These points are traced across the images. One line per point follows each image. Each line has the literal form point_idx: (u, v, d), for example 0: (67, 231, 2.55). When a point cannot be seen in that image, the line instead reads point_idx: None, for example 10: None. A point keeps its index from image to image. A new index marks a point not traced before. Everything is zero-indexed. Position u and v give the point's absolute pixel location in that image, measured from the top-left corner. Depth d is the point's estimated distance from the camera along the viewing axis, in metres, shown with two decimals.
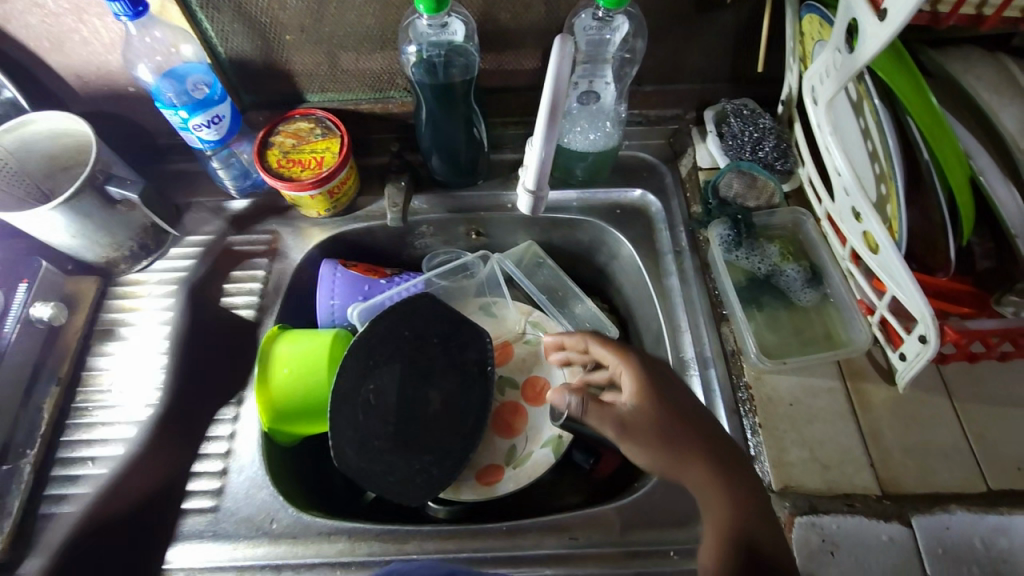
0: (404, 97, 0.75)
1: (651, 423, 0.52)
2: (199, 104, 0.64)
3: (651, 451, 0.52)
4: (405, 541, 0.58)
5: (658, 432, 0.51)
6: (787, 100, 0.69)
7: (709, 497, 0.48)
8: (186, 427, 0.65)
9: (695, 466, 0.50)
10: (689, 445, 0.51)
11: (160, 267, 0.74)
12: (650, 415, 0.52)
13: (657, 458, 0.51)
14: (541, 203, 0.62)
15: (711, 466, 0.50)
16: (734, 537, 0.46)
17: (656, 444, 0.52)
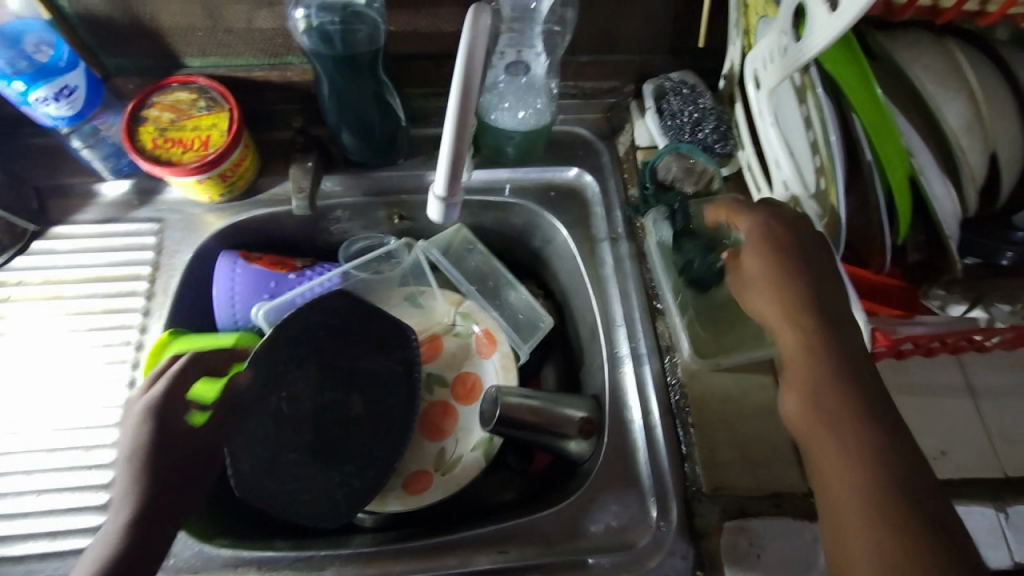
0: (304, 63, 0.65)
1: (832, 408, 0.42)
2: (38, 73, 0.53)
3: (830, 435, 0.41)
4: (321, 568, 0.54)
5: (810, 371, 0.44)
6: (728, 75, 0.65)
7: (854, 502, 0.38)
8: (62, 455, 0.57)
9: (842, 470, 0.39)
10: (852, 452, 0.39)
11: (22, 266, 0.64)
12: (810, 362, 0.44)
13: (829, 410, 0.41)
14: (457, 210, 0.51)
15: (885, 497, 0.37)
16: (878, 525, 0.36)
17: (824, 386, 0.42)
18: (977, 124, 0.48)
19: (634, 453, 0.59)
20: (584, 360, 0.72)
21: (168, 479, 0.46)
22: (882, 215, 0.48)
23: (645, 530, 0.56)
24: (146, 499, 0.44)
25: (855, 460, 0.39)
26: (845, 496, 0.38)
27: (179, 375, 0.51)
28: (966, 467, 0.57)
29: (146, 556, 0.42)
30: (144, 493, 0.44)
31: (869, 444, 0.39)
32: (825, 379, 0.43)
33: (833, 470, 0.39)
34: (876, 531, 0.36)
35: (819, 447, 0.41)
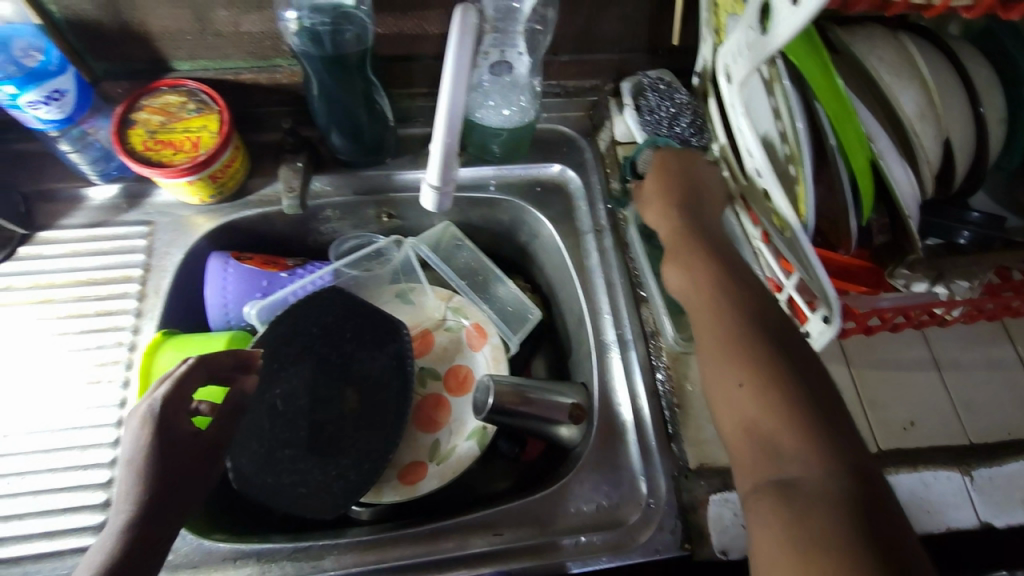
0: (293, 66, 0.66)
1: (749, 337, 0.44)
2: (30, 77, 0.53)
3: (739, 362, 0.43)
4: (321, 558, 0.54)
5: (716, 304, 0.47)
6: (703, 72, 0.67)
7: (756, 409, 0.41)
8: (57, 457, 0.57)
9: (744, 398, 0.42)
10: (760, 371, 0.42)
11: (11, 270, 0.64)
12: (715, 290, 0.48)
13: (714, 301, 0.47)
14: (449, 196, 0.55)
15: (791, 411, 0.40)
16: (781, 446, 0.40)
17: (733, 316, 0.46)
18: (929, 111, 0.52)
19: (623, 435, 0.62)
20: (572, 349, 0.74)
21: (156, 507, 0.44)
22: (847, 198, 0.52)
23: (636, 507, 0.58)
24: (140, 518, 0.43)
25: (761, 386, 0.42)
26: (788, 432, 0.40)
27: (180, 385, 0.50)
28: (933, 435, 0.60)
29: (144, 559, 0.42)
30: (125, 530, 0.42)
31: (770, 368, 0.42)
32: (726, 308, 0.46)
33: (728, 381, 0.43)
34: (789, 440, 0.39)
35: (726, 373, 0.44)
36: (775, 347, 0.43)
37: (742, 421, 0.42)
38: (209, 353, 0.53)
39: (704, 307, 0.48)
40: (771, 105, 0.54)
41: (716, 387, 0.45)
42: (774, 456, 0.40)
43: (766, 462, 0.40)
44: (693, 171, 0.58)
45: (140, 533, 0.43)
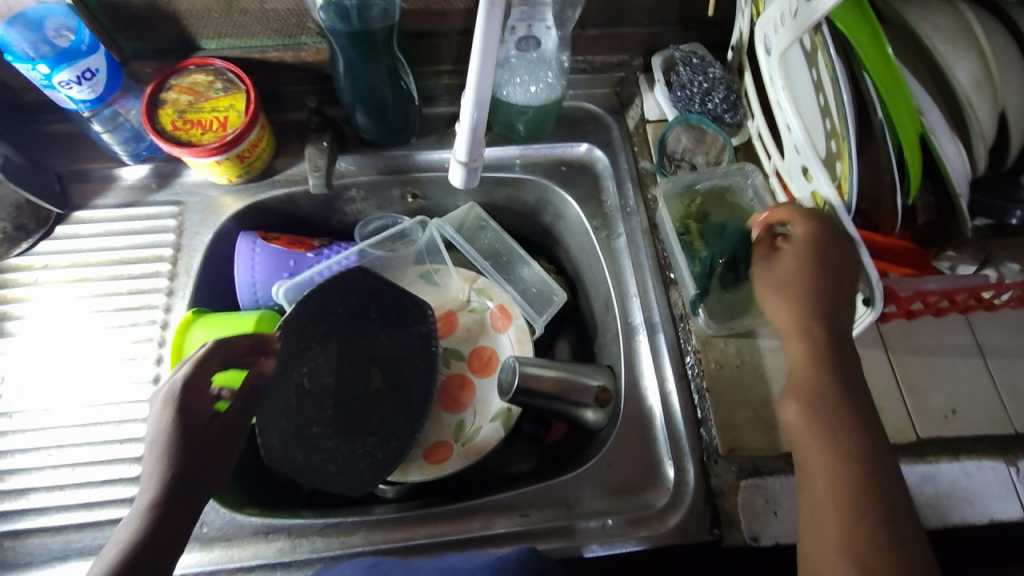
0: (318, 43, 0.66)
1: (845, 451, 0.45)
2: (62, 57, 0.54)
3: (842, 462, 0.44)
4: (349, 534, 0.55)
5: (809, 392, 0.48)
6: (737, 45, 0.65)
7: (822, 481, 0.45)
8: (95, 431, 0.58)
9: (821, 465, 0.45)
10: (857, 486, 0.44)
11: (47, 249, 0.65)
12: (815, 375, 0.48)
13: (822, 432, 0.46)
14: (475, 174, 0.58)
15: (870, 539, 0.41)
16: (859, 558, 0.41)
17: (846, 421, 0.46)
18: (986, 82, 0.49)
19: (650, 418, 0.61)
20: (598, 332, 0.73)
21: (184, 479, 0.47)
22: (893, 175, 0.49)
23: (663, 491, 0.57)
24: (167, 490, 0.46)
25: (849, 499, 0.43)
26: (833, 523, 0.43)
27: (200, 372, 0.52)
28: (976, 424, 0.58)
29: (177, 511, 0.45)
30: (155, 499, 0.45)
31: (867, 493, 0.43)
32: (836, 417, 0.46)
33: (823, 472, 0.45)
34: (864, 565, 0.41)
35: (824, 471, 0.45)
36: (864, 440, 0.45)
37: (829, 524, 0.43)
38: (225, 337, 0.55)
39: (802, 396, 0.48)
40: (813, 77, 0.52)
41: (812, 475, 0.46)
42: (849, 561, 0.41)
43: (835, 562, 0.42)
44: (843, 246, 0.49)
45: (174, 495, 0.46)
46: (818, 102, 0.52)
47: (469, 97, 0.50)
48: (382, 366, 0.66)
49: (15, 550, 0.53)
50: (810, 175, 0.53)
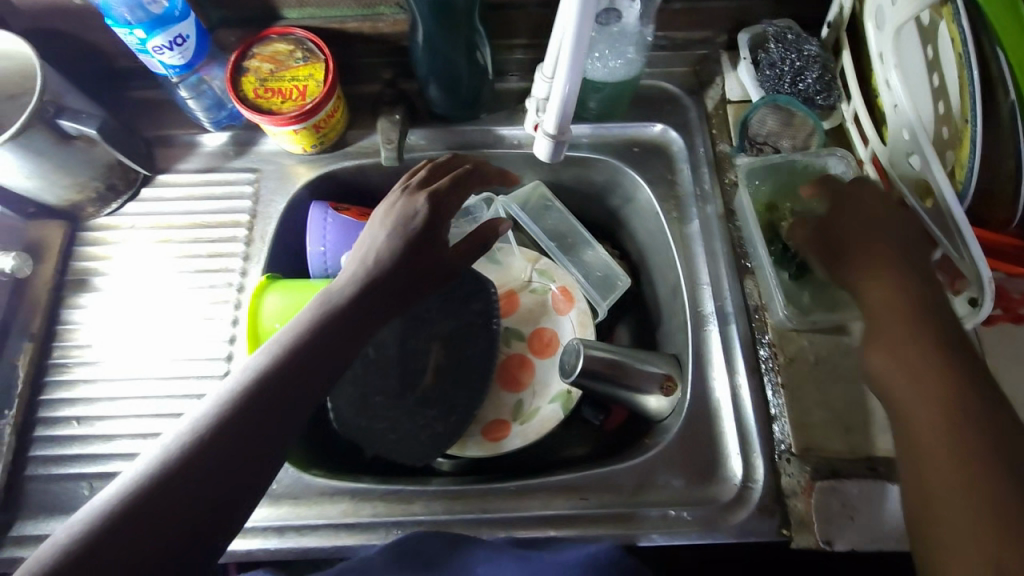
0: (397, 14, 0.65)
1: (922, 359, 0.43)
2: (157, 22, 0.55)
3: (914, 380, 0.43)
4: (411, 502, 0.56)
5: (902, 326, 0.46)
6: (836, 22, 0.61)
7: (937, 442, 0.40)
8: (175, 385, 0.61)
9: (931, 403, 0.41)
10: (933, 394, 0.42)
11: (133, 210, 0.68)
12: (893, 311, 0.47)
13: (901, 360, 0.44)
14: (562, 147, 0.58)
15: (961, 441, 0.39)
16: (963, 470, 0.38)
17: (918, 340, 0.44)
18: None
19: (718, 411, 0.59)
20: (662, 319, 0.71)
21: (288, 378, 0.43)
22: (1017, 165, 0.45)
23: (729, 486, 0.55)
24: (263, 383, 0.42)
25: (938, 408, 0.41)
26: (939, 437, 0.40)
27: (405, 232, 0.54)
28: None
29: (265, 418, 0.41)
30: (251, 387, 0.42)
31: (954, 402, 0.41)
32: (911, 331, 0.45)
33: (922, 407, 0.42)
34: (964, 471, 0.38)
35: (910, 392, 0.43)
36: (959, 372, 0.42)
37: (924, 432, 0.41)
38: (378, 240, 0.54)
39: (882, 333, 0.46)
40: (930, 56, 0.48)
41: (906, 417, 0.43)
42: (950, 470, 0.39)
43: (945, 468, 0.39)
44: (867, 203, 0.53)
45: (268, 392, 0.42)
46: (932, 83, 0.48)
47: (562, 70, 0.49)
48: (447, 340, 0.67)
49: (102, 491, 0.57)
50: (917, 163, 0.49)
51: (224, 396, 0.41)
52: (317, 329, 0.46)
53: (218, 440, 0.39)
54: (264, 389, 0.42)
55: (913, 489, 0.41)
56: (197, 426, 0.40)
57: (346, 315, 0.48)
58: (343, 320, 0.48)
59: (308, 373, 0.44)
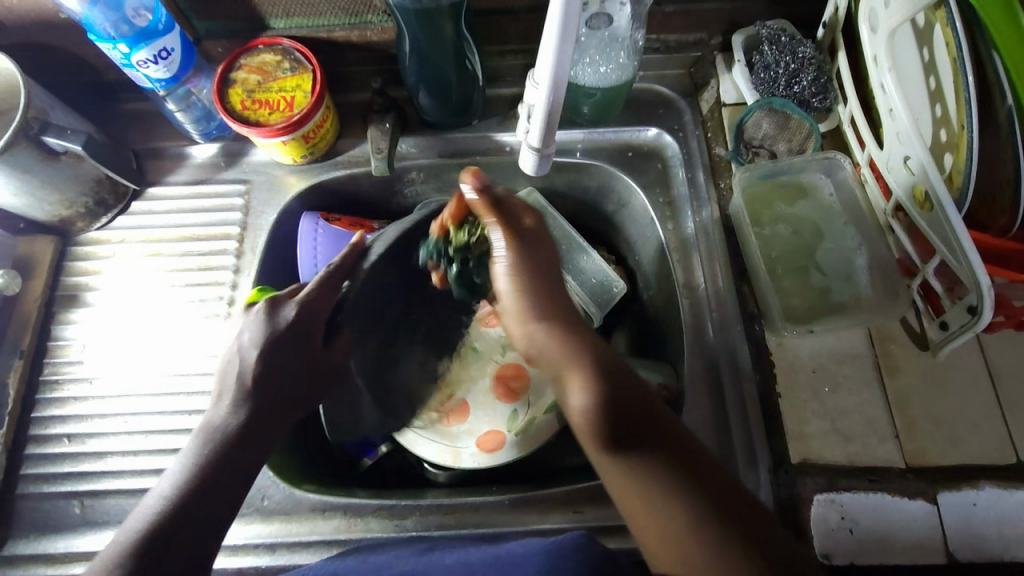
0: (384, 22, 0.64)
1: (600, 410, 0.42)
2: (140, 36, 0.54)
3: (625, 466, 0.42)
4: (404, 517, 0.55)
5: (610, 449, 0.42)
6: (831, 22, 0.60)
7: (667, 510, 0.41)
8: (166, 401, 0.61)
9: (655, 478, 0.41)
10: (647, 443, 0.42)
11: (124, 224, 0.67)
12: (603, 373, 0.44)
13: (638, 451, 0.42)
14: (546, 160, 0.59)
15: (671, 491, 0.41)
16: (674, 499, 0.40)
17: (592, 368, 0.44)
18: None
19: (714, 421, 0.58)
20: (658, 325, 0.70)
21: (221, 472, 0.45)
22: (1015, 170, 0.44)
23: None
24: (214, 459, 0.45)
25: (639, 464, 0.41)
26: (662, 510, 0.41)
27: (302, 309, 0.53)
28: None
29: (220, 480, 0.45)
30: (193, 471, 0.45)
31: (667, 484, 0.41)
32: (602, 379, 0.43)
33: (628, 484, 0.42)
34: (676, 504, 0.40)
35: (617, 481, 0.42)
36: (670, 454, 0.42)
37: (645, 499, 0.42)
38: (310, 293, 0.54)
39: (585, 383, 0.43)
40: (925, 59, 0.47)
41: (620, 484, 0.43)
42: (636, 486, 0.42)
43: (663, 543, 0.41)
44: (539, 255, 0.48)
45: (220, 460, 0.46)
46: (928, 86, 0.47)
47: (545, 82, 0.49)
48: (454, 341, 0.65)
49: (94, 509, 0.56)
50: (913, 168, 0.49)
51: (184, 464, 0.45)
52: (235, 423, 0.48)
53: (201, 482, 0.44)
54: (229, 438, 0.47)
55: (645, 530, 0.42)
56: (170, 487, 0.44)
57: (269, 382, 0.51)
58: (268, 386, 0.50)
59: (238, 462, 0.46)
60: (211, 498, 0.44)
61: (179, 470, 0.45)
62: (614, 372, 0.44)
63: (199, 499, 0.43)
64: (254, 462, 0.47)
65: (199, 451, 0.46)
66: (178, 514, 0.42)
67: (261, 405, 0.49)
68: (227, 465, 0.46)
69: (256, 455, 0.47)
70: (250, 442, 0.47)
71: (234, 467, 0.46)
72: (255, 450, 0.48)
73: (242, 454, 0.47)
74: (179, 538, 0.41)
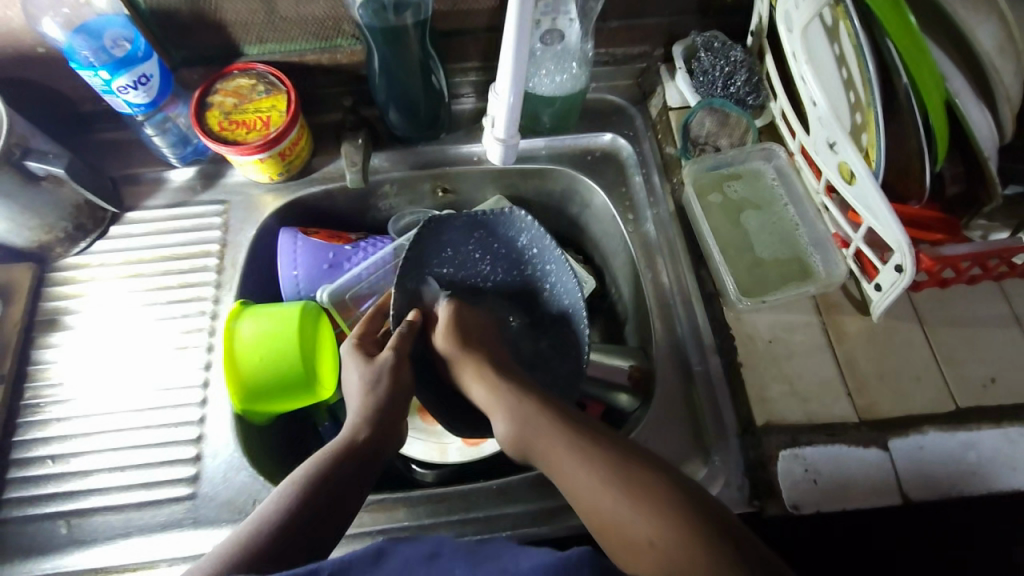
0: (353, 45, 0.69)
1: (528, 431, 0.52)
2: (121, 63, 0.57)
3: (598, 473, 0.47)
4: (395, 509, 0.57)
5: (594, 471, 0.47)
6: (757, 30, 0.67)
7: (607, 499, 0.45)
8: (152, 416, 0.61)
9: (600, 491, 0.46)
10: (608, 450, 0.48)
11: (102, 248, 0.69)
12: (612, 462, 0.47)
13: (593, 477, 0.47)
14: (511, 150, 0.67)
15: (632, 479, 0.45)
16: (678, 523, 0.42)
17: (526, 410, 0.52)
18: (1010, 45, 0.50)
19: (685, 395, 0.62)
20: (627, 315, 0.74)
21: (332, 491, 0.47)
22: (919, 141, 0.51)
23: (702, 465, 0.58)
24: (329, 479, 0.48)
25: (581, 454, 0.48)
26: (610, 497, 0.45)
27: (401, 354, 0.58)
28: (1015, 392, 0.58)
29: (342, 487, 0.48)
30: (302, 487, 0.47)
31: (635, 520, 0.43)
32: (522, 395, 0.54)
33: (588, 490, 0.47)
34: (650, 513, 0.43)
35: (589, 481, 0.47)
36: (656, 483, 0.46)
37: (574, 462, 0.48)
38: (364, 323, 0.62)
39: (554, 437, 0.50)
40: (835, 52, 0.53)
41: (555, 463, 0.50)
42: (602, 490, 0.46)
43: (603, 518, 0.45)
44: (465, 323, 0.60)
45: (342, 473, 0.49)
46: (841, 76, 0.54)
47: (506, 88, 0.58)
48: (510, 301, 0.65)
49: (81, 528, 0.56)
50: (836, 147, 0.54)
51: (302, 476, 0.48)
52: (351, 451, 0.51)
53: (315, 496, 0.46)
54: (345, 464, 0.49)
55: (573, 496, 0.47)
56: (286, 497, 0.46)
57: (389, 407, 0.55)
58: (384, 412, 0.54)
59: (345, 489, 0.48)
60: (325, 509, 0.46)
61: (292, 485, 0.47)
62: (552, 404, 0.53)
63: (328, 505, 0.46)
64: (365, 484, 0.50)
65: (316, 466, 0.48)
66: (293, 527, 0.44)
67: (377, 429, 0.53)
68: (340, 488, 0.48)
69: (359, 488, 0.49)
70: (367, 467, 0.51)
71: (343, 494, 0.48)
72: (368, 470, 0.51)
73: (355, 481, 0.49)
74: (299, 541, 0.44)
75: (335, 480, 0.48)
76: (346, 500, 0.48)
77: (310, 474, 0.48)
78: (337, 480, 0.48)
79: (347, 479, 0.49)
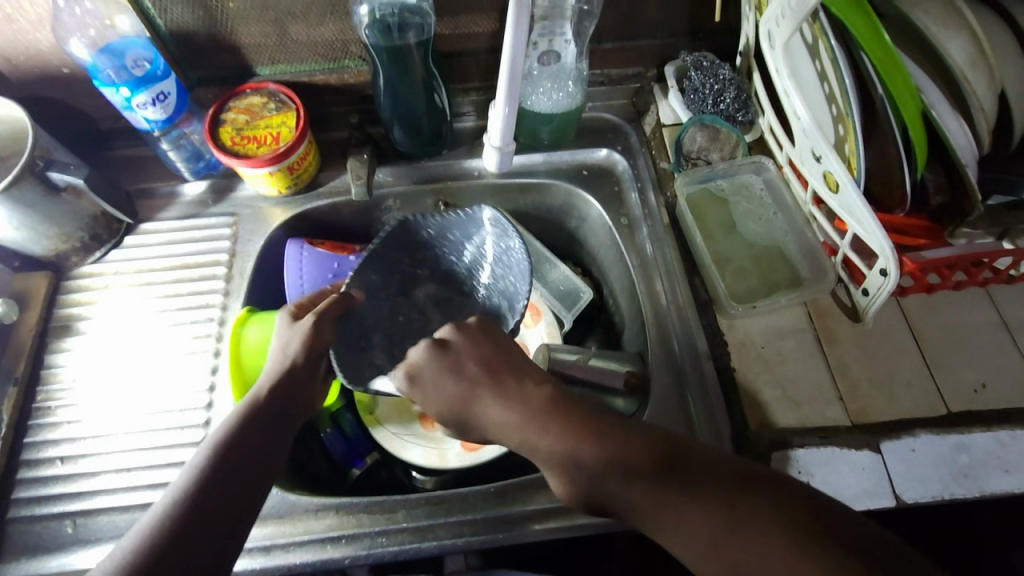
0: (359, 65, 0.73)
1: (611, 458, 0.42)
2: (141, 81, 0.61)
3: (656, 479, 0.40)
4: (395, 511, 0.58)
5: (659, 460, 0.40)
6: (744, 50, 0.70)
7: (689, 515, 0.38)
8: (159, 418, 0.63)
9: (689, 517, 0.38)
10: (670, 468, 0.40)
11: (116, 257, 0.71)
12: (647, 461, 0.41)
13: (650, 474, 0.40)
14: (507, 157, 0.72)
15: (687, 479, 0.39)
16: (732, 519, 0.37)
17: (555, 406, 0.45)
18: (980, 59, 0.53)
19: (679, 399, 0.63)
20: (624, 324, 0.76)
21: (228, 476, 0.43)
22: (900, 151, 0.54)
23: None
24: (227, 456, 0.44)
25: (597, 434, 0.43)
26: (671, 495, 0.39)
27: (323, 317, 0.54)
28: (1006, 397, 0.58)
29: (242, 469, 0.44)
30: (200, 471, 0.43)
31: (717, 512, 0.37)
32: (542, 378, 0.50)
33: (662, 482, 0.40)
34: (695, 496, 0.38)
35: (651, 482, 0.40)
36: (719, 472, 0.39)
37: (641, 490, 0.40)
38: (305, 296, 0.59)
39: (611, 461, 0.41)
40: (816, 68, 0.56)
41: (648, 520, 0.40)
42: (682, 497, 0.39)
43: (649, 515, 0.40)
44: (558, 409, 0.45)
45: (241, 446, 0.45)
46: (823, 91, 0.57)
47: (501, 99, 0.63)
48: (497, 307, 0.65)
49: (87, 528, 0.57)
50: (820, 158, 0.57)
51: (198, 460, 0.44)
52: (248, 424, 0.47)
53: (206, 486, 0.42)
54: (236, 447, 0.45)
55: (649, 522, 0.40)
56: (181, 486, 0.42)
57: (299, 381, 0.51)
58: (295, 375, 0.51)
59: (243, 463, 0.44)
60: (226, 492, 0.42)
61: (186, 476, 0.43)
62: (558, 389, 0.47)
63: (230, 483, 0.43)
64: (271, 462, 0.46)
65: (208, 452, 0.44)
66: (189, 514, 0.40)
67: (284, 392, 0.50)
68: (243, 475, 0.44)
69: (263, 467, 0.45)
70: (263, 450, 0.46)
71: (244, 478, 0.44)
72: (278, 442, 0.47)
73: (257, 459, 0.45)
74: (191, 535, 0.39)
75: (231, 462, 0.44)
76: (252, 488, 0.44)
77: (203, 464, 0.43)
78: (226, 463, 0.44)
79: (249, 458, 0.45)
